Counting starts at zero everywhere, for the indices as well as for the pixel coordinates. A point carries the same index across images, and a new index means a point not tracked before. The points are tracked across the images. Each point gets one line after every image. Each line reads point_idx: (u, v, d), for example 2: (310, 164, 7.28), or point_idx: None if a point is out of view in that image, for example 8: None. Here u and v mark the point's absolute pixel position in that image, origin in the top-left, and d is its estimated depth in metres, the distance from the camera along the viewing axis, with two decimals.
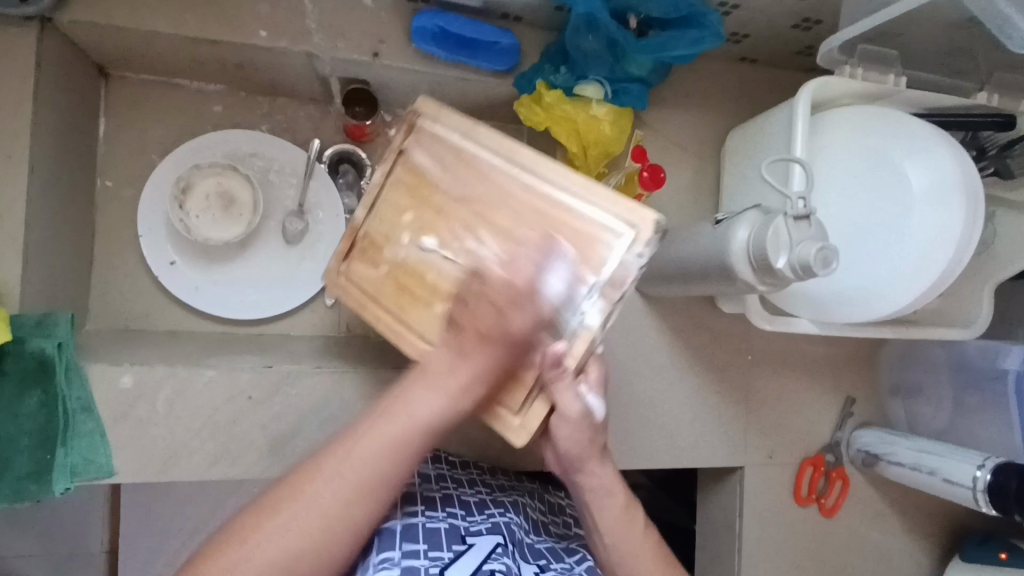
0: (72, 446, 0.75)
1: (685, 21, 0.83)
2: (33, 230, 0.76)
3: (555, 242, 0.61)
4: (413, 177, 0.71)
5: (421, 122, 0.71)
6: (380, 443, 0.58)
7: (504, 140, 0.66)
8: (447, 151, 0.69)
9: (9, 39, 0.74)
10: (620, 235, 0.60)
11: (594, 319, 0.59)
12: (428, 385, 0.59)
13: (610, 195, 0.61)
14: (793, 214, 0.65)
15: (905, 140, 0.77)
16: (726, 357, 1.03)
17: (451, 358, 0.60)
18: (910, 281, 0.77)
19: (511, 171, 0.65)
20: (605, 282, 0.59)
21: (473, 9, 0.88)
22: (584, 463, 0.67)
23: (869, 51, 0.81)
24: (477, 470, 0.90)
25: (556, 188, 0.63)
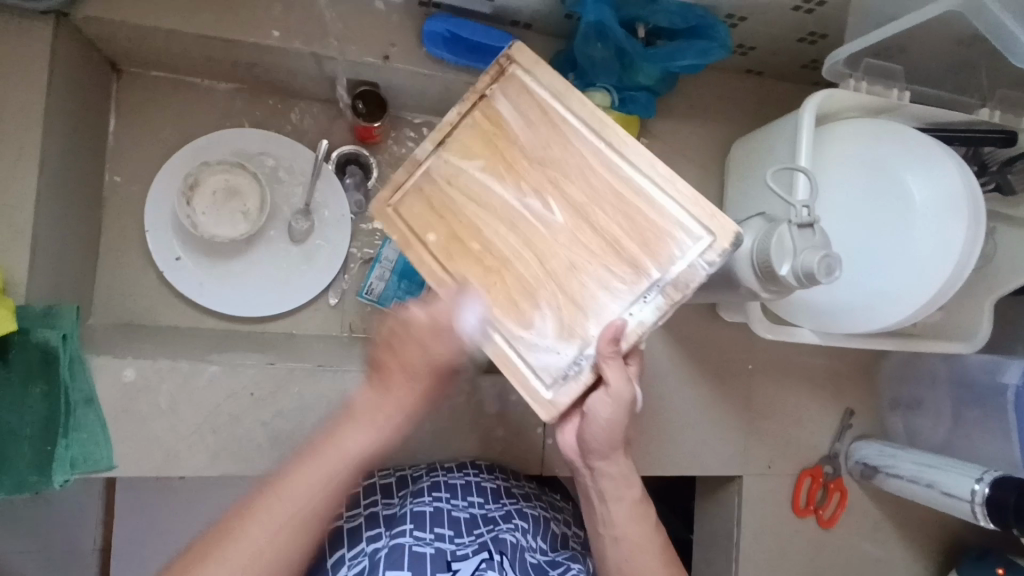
0: (73, 439, 0.74)
1: (693, 32, 0.85)
2: (42, 222, 0.77)
3: (630, 237, 0.63)
4: (490, 125, 0.68)
5: (512, 71, 0.68)
6: (310, 481, 0.64)
7: (596, 111, 0.65)
8: (535, 108, 0.67)
9: (25, 33, 0.74)
10: (695, 239, 0.62)
11: (649, 316, 0.61)
12: (358, 426, 0.66)
13: (693, 196, 0.62)
14: (798, 223, 0.66)
15: (915, 152, 0.77)
16: (726, 367, 1.03)
17: (377, 396, 0.66)
18: (913, 295, 0.77)
19: (596, 149, 0.65)
20: (669, 282, 0.61)
21: (484, 15, 0.89)
22: (608, 454, 0.68)
23: (873, 66, 0.83)
24: (472, 470, 0.88)
25: (638, 176, 0.64)
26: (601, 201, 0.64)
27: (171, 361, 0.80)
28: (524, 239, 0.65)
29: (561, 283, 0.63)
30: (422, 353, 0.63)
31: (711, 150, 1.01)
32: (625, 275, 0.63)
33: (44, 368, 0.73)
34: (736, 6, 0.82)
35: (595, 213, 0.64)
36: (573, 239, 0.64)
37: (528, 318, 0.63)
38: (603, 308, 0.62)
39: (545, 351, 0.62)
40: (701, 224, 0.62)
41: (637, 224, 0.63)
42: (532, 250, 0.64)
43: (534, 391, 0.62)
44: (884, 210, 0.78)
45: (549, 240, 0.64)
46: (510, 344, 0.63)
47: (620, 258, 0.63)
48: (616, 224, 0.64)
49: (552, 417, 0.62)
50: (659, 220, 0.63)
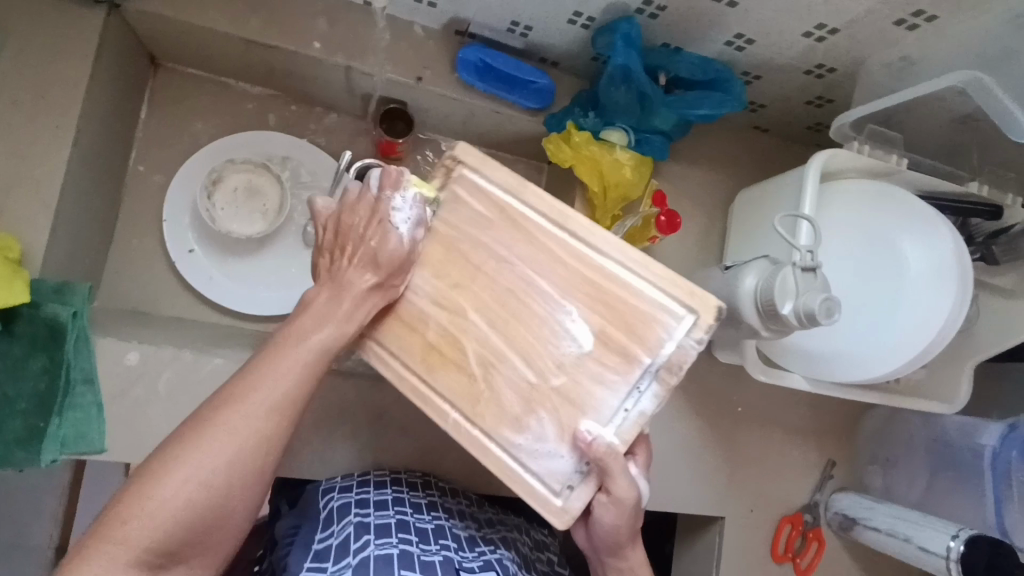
0: (66, 417, 0.73)
1: (710, 84, 0.90)
2: (66, 200, 0.78)
3: (618, 322, 0.63)
4: (448, 232, 0.65)
5: (460, 170, 0.65)
6: (285, 372, 0.57)
7: (553, 203, 0.64)
8: (486, 206, 0.65)
9: (76, 18, 0.77)
10: (679, 318, 0.62)
11: (648, 402, 0.62)
12: (318, 318, 0.60)
13: (672, 277, 0.62)
14: (802, 266, 0.69)
15: (910, 238, 0.82)
16: (717, 406, 1.06)
17: (331, 295, 0.62)
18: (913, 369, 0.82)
19: (561, 236, 0.64)
20: (662, 367, 0.63)
21: (516, 49, 0.94)
22: (621, 547, 0.69)
23: (876, 132, 0.89)
24: (466, 500, 0.89)
25: (605, 259, 0.64)
26: (579, 293, 0.64)
27: (176, 349, 0.80)
28: (510, 339, 0.64)
29: (544, 390, 0.63)
30: (381, 252, 0.62)
31: (716, 198, 1.05)
32: (608, 366, 0.63)
33: (50, 342, 0.72)
34: (751, 64, 0.88)
35: (572, 306, 0.64)
36: (561, 338, 0.63)
37: (523, 424, 0.63)
38: (599, 407, 0.63)
39: (548, 457, 0.63)
40: (682, 304, 0.62)
41: (619, 312, 0.63)
42: (517, 350, 0.64)
43: (546, 502, 0.63)
44: (888, 292, 0.82)
45: (536, 341, 0.64)
46: (513, 458, 0.63)
47: (605, 353, 0.63)
48: (597, 314, 0.63)
49: (567, 524, 0.63)
50: (643, 307, 0.63)
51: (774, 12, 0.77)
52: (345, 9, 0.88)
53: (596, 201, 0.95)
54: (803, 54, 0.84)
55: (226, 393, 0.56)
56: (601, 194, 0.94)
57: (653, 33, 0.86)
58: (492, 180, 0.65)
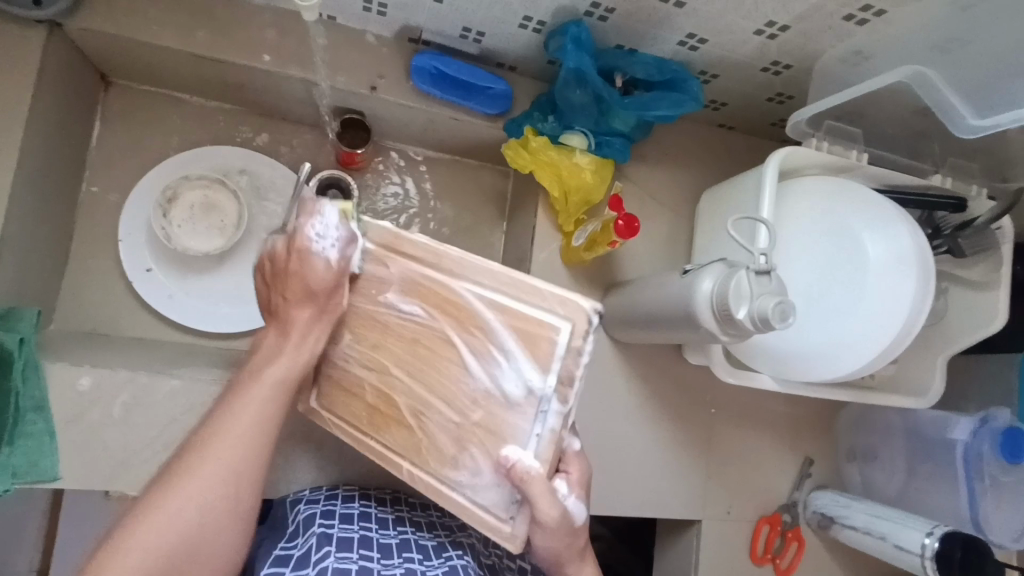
0: (18, 446, 0.72)
1: (667, 84, 0.89)
2: (13, 222, 0.76)
3: (504, 341, 0.63)
4: (358, 303, 0.70)
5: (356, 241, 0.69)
6: (248, 412, 0.63)
7: (427, 246, 0.66)
8: (382, 270, 0.69)
9: (17, 38, 0.76)
10: (558, 330, 0.61)
11: (554, 420, 0.62)
12: (273, 357, 0.66)
13: (543, 291, 0.62)
14: (755, 269, 0.68)
15: (841, 250, 0.81)
16: (691, 408, 1.05)
17: (279, 340, 0.67)
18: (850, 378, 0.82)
19: (447, 279, 0.65)
20: (555, 383, 0.61)
21: (471, 55, 0.93)
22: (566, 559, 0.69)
23: (834, 127, 0.87)
24: (436, 512, 0.89)
25: (473, 283, 0.65)
26: (471, 327, 0.65)
27: (130, 372, 0.79)
28: (427, 385, 0.67)
29: (468, 426, 0.65)
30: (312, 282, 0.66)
31: (682, 199, 1.04)
32: (517, 387, 0.63)
33: None
34: (707, 63, 0.87)
35: (472, 339, 0.64)
36: (470, 378, 0.65)
37: (456, 462, 0.65)
38: (515, 432, 0.63)
39: (484, 488, 0.64)
40: (556, 314, 0.62)
41: (502, 334, 0.63)
42: (436, 394, 0.66)
43: (495, 530, 0.64)
44: (838, 281, 0.81)
45: (447, 382, 0.66)
46: (460, 496, 0.66)
47: (507, 378, 0.63)
48: (487, 344, 0.64)
49: (520, 547, 0.64)
50: (523, 325, 0.63)
51: (724, 10, 0.76)
52: (295, 20, 0.87)
53: (558, 206, 0.94)
54: (758, 50, 0.83)
55: (199, 434, 0.63)
56: (562, 198, 0.93)
57: (605, 34, 0.84)
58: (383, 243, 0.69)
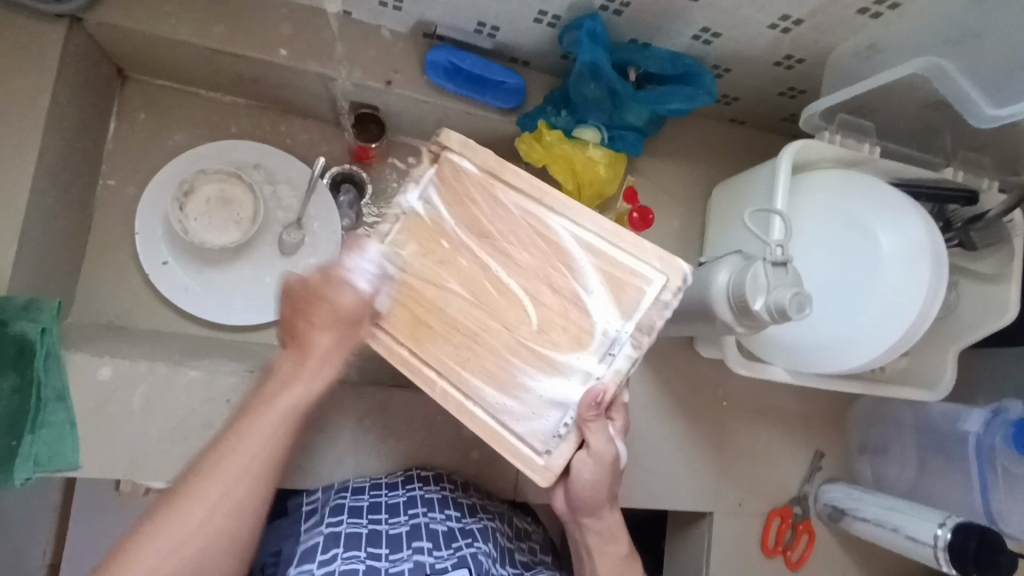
0: (39, 436, 0.73)
1: (680, 78, 0.89)
2: (34, 214, 0.77)
3: (588, 282, 0.65)
4: (433, 217, 0.68)
5: (444, 156, 0.68)
6: (258, 439, 0.61)
7: (531, 180, 0.66)
8: (469, 186, 0.68)
9: (37, 33, 0.76)
10: (649, 282, 0.64)
11: (623, 363, 0.64)
12: (299, 377, 0.63)
13: (641, 245, 0.65)
14: (772, 261, 0.69)
15: (884, 202, 0.82)
16: (702, 401, 1.05)
17: (296, 361, 0.64)
18: (887, 334, 0.81)
19: (538, 214, 0.66)
20: (634, 328, 0.64)
21: (485, 49, 0.93)
22: (597, 510, 0.71)
23: (847, 121, 0.88)
24: (449, 485, 0.86)
25: (561, 223, 0.66)
26: (554, 263, 0.66)
27: (149, 362, 0.79)
28: (489, 310, 0.66)
29: (529, 351, 0.65)
30: (337, 305, 0.63)
31: (693, 193, 1.05)
32: (592, 321, 0.65)
33: (18, 361, 0.72)
34: (721, 57, 0.88)
35: (552, 275, 0.66)
36: (535, 307, 0.66)
37: (510, 384, 0.65)
38: (571, 363, 0.64)
39: (529, 417, 0.64)
40: (651, 267, 0.64)
41: (589, 277, 0.65)
42: (498, 317, 0.66)
43: (530, 461, 0.64)
44: (851, 270, 0.82)
45: (511, 310, 0.66)
46: (497, 418, 0.65)
47: (585, 317, 0.65)
48: (571, 282, 0.65)
49: (550, 481, 0.63)
50: (612, 270, 0.65)
51: (738, 4, 0.76)
52: (311, 15, 0.88)
53: (571, 200, 0.95)
54: (772, 45, 0.84)
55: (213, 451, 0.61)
56: (576, 192, 0.94)
57: (619, 28, 0.85)
58: (480, 164, 0.68)
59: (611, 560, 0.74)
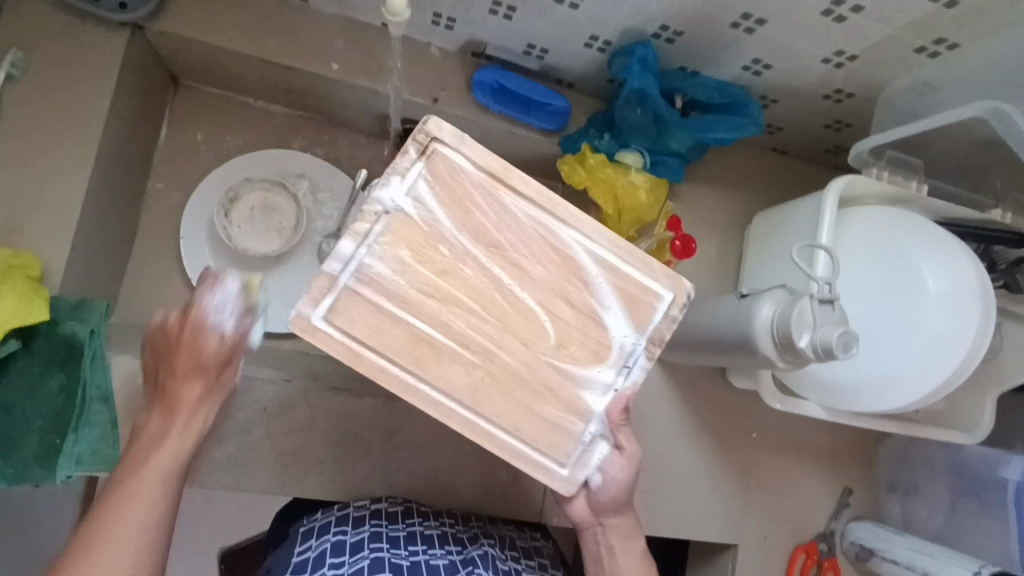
0: (82, 434, 0.75)
1: (727, 107, 0.89)
2: (87, 216, 0.79)
3: (602, 296, 0.59)
4: (423, 218, 0.56)
5: (434, 149, 0.56)
6: (144, 488, 0.54)
7: (540, 186, 0.57)
8: (469, 188, 0.57)
9: (101, 39, 0.79)
10: (660, 298, 0.60)
11: (639, 376, 0.60)
12: (176, 424, 0.59)
13: (651, 261, 0.60)
14: (819, 297, 0.68)
15: (925, 237, 0.82)
16: (731, 430, 1.04)
17: (164, 415, 0.59)
18: (927, 381, 0.80)
19: (545, 221, 0.58)
20: (649, 343, 0.60)
21: (532, 70, 0.94)
22: (620, 509, 0.68)
23: (895, 158, 0.87)
24: (449, 520, 0.83)
25: (569, 231, 0.58)
26: (570, 277, 0.58)
27: None
28: (502, 323, 0.57)
29: (540, 372, 0.58)
30: (202, 349, 0.59)
31: (730, 221, 1.05)
32: (605, 336, 0.59)
33: (67, 359, 0.74)
34: (769, 88, 0.88)
35: (566, 288, 0.58)
36: (553, 323, 0.58)
37: (528, 406, 0.57)
38: (590, 379, 0.59)
39: (554, 434, 0.58)
40: (662, 283, 0.60)
41: (601, 292, 0.59)
42: (512, 334, 0.57)
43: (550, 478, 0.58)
44: (898, 310, 0.80)
45: (523, 325, 0.57)
46: (518, 439, 0.57)
47: (603, 332, 0.59)
48: (586, 296, 0.59)
49: (572, 490, 0.59)
50: (627, 285, 0.59)
51: (795, 40, 0.76)
52: (364, 30, 0.89)
53: (611, 223, 0.94)
54: (823, 79, 0.83)
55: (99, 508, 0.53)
56: (616, 216, 0.94)
57: (670, 57, 0.85)
58: (479, 163, 0.57)
59: (633, 556, 0.71)
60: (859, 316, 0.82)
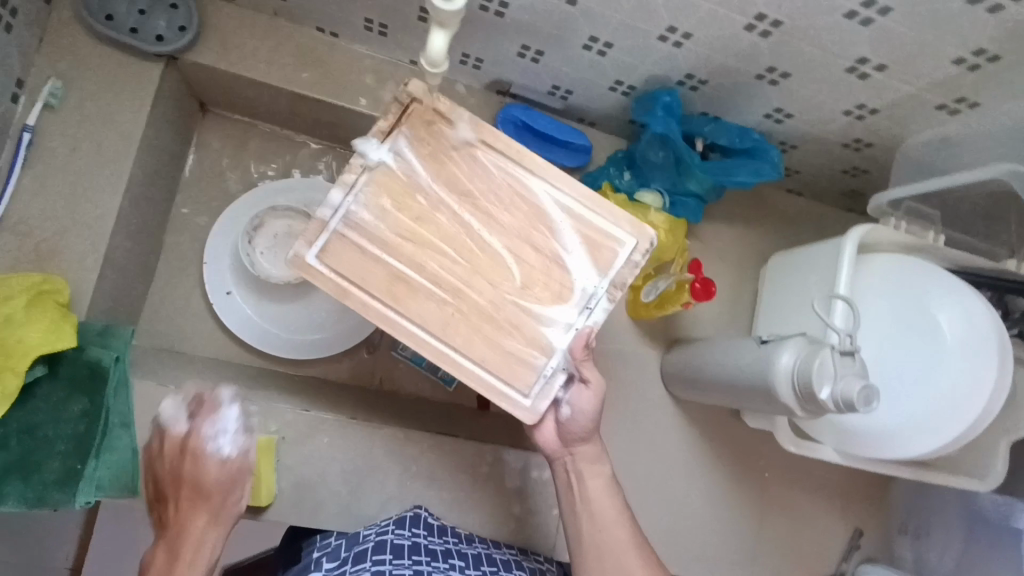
0: (102, 461, 0.74)
1: (748, 152, 0.90)
2: (116, 242, 0.80)
3: (566, 241, 0.66)
4: (402, 169, 0.65)
5: (415, 108, 0.66)
6: None
7: (509, 141, 0.66)
8: (445, 143, 0.66)
9: (137, 70, 0.80)
10: (623, 243, 0.67)
11: (600, 314, 0.66)
12: (183, 538, 0.72)
13: (613, 209, 0.67)
14: (840, 349, 0.69)
15: (941, 286, 0.82)
16: (744, 467, 1.05)
17: (178, 532, 0.72)
18: (945, 430, 0.80)
19: (514, 173, 0.66)
20: (610, 283, 0.66)
21: (556, 109, 0.95)
22: (588, 437, 0.72)
23: (913, 209, 0.89)
24: (454, 537, 0.82)
25: (536, 183, 0.67)
26: (535, 224, 0.66)
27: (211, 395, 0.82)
28: (471, 265, 0.65)
29: (506, 308, 0.65)
30: (220, 471, 0.75)
31: (746, 260, 1.06)
32: (569, 277, 0.66)
33: (90, 385, 0.74)
34: (790, 135, 0.89)
35: (531, 234, 0.66)
36: (518, 265, 0.65)
37: (495, 340, 0.64)
38: (554, 316, 0.65)
39: (519, 365, 0.65)
40: (623, 229, 0.67)
41: (566, 237, 0.66)
42: (482, 276, 0.65)
43: (515, 402, 0.64)
44: (913, 358, 0.81)
45: (491, 267, 0.65)
46: (487, 369, 0.64)
47: (566, 274, 0.66)
48: (551, 241, 0.66)
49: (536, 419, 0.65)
50: (589, 232, 0.67)
51: (819, 93, 0.77)
52: (393, 66, 0.90)
53: None
54: (843, 128, 0.85)
55: None
56: None
57: (694, 104, 0.86)
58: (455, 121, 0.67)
59: (600, 481, 0.74)
60: (872, 356, 0.84)
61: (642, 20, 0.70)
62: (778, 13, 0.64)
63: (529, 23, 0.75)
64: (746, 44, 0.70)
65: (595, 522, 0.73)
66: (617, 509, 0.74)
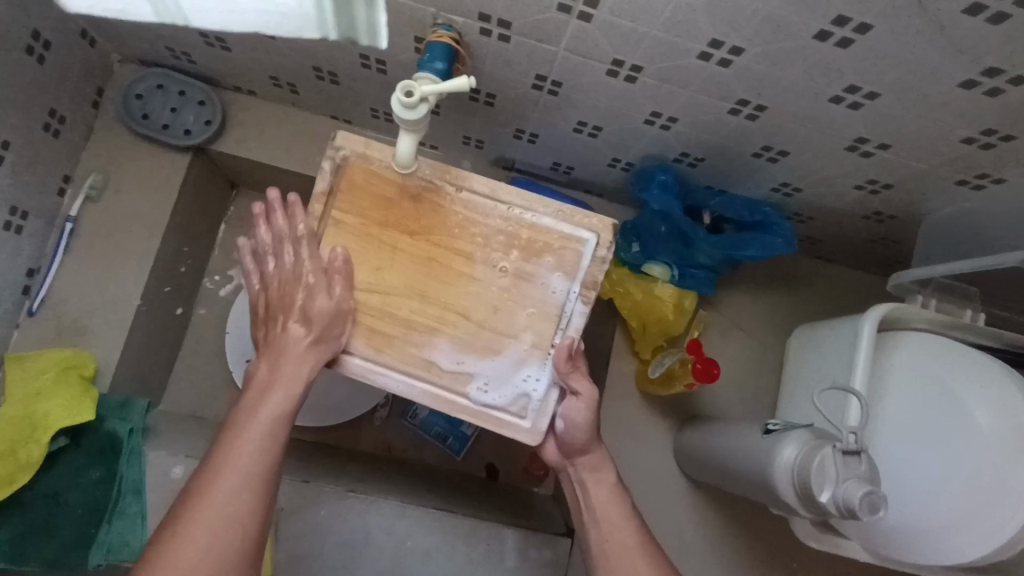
0: (115, 524, 0.77)
1: (757, 225, 0.86)
2: (140, 318, 0.86)
3: (529, 262, 0.67)
4: (347, 221, 0.66)
5: (352, 160, 0.66)
6: (238, 467, 0.54)
7: (445, 170, 0.67)
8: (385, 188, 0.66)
9: (167, 161, 0.88)
10: (584, 243, 0.68)
11: (578, 319, 0.67)
12: (267, 397, 0.59)
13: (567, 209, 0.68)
14: (842, 449, 0.63)
15: (954, 360, 0.74)
16: (768, 557, 0.98)
17: (276, 364, 0.61)
18: (983, 541, 0.69)
19: (465, 200, 0.67)
20: (581, 286, 0.68)
21: (562, 182, 0.95)
22: (588, 446, 0.70)
23: (944, 285, 0.82)
24: None
25: (488, 211, 0.67)
26: (501, 250, 0.67)
27: None
28: (439, 301, 0.66)
29: (480, 339, 0.66)
30: (313, 305, 0.61)
31: (768, 332, 1.01)
32: (540, 300, 0.67)
33: (108, 454, 0.78)
34: (802, 207, 0.85)
35: (493, 259, 0.67)
36: (483, 291, 0.67)
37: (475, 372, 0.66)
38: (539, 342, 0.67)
39: (513, 391, 0.66)
40: (580, 229, 0.68)
41: (529, 254, 0.67)
42: (454, 312, 0.66)
43: (514, 426, 0.67)
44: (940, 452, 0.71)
45: (462, 302, 0.66)
46: (479, 402, 0.66)
47: (537, 292, 0.67)
48: (511, 270, 0.67)
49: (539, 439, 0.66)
50: (537, 240, 0.68)
51: (823, 169, 0.73)
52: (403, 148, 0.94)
53: (635, 334, 0.94)
54: (859, 202, 0.80)
55: (197, 483, 0.54)
56: (641, 328, 0.93)
57: (696, 179, 0.84)
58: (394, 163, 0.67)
59: (604, 489, 0.70)
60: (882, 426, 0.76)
61: (625, 107, 0.69)
62: (760, 98, 0.61)
63: (517, 110, 0.76)
64: (735, 126, 0.68)
65: (601, 527, 0.68)
66: (622, 515, 0.68)
